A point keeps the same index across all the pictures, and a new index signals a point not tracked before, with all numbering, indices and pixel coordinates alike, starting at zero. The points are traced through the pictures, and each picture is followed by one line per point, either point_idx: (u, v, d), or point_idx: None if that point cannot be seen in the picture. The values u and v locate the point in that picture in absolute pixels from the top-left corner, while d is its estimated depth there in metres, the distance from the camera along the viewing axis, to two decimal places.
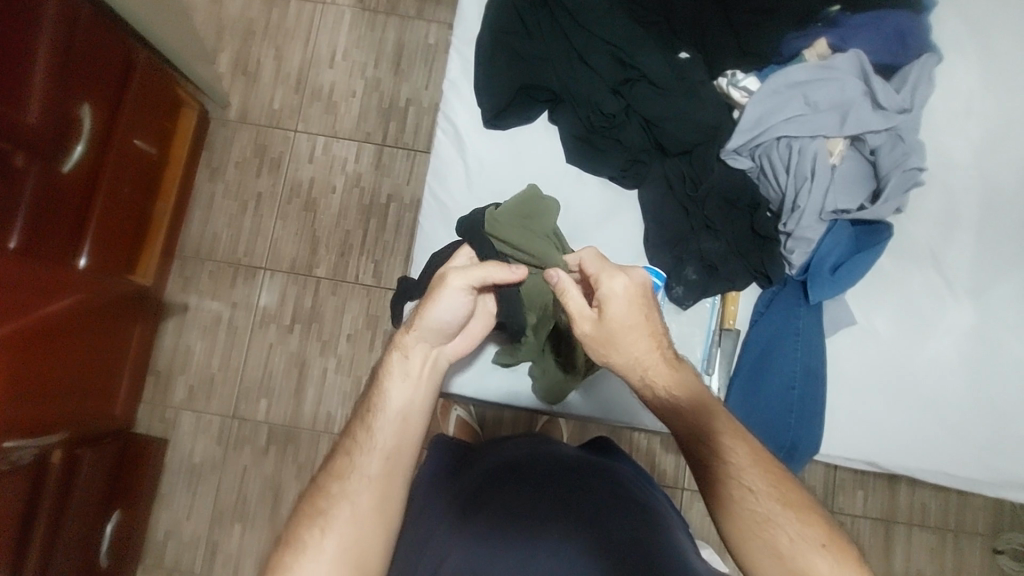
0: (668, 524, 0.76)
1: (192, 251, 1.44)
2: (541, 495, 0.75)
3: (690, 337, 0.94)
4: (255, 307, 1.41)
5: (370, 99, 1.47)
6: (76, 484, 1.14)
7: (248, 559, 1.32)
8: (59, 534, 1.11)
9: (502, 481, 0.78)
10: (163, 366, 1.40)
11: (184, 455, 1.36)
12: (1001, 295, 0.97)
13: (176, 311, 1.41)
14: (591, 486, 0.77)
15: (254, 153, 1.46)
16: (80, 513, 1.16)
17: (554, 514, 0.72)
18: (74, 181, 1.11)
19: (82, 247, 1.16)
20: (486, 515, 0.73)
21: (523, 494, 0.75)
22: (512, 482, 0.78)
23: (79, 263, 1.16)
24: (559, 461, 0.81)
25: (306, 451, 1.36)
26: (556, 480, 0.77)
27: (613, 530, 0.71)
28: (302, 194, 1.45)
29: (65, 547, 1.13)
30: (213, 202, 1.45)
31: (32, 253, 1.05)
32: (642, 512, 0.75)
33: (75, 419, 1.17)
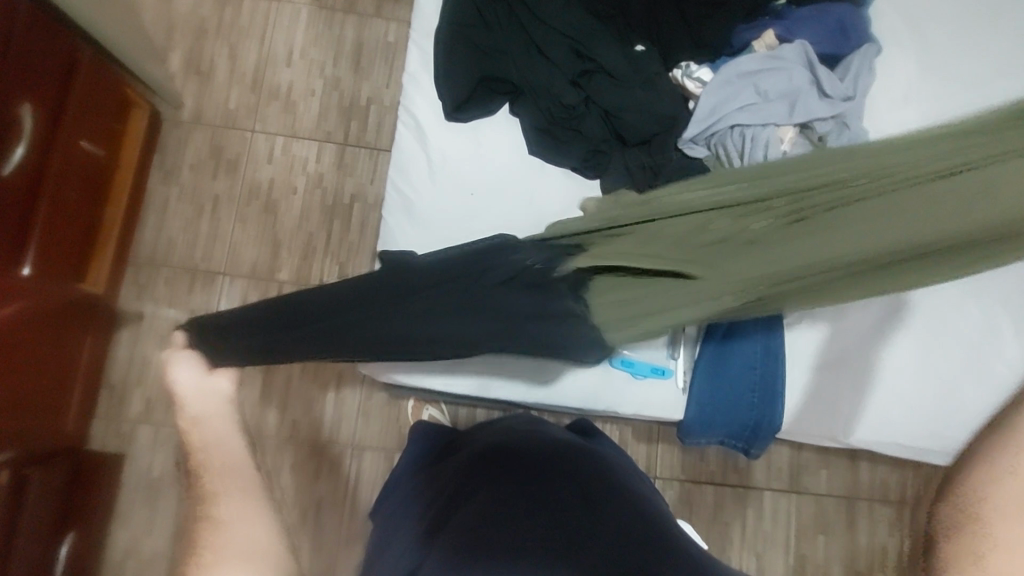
0: (650, 502, 0.78)
1: (146, 258, 1.38)
2: (531, 483, 0.74)
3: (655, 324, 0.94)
4: (216, 314, 1.37)
5: (330, 99, 1.45)
6: (25, 506, 1.10)
7: None
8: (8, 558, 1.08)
9: (489, 466, 0.77)
10: (118, 378, 1.34)
11: (143, 468, 1.31)
12: None
13: (131, 321, 1.36)
14: (580, 471, 0.77)
15: (210, 155, 1.42)
16: (28, 536, 1.12)
17: (543, 505, 0.71)
18: (16, 184, 1.06)
19: (26, 255, 1.10)
20: (474, 505, 0.72)
21: (512, 481, 0.74)
22: (501, 467, 0.77)
23: (23, 271, 1.10)
24: (546, 444, 0.81)
25: (274, 458, 1.32)
26: (545, 466, 0.77)
27: (602, 513, 0.71)
28: (261, 195, 1.41)
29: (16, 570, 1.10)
30: (167, 206, 1.40)
31: None
32: (628, 495, 0.76)
33: (22, 437, 1.12)
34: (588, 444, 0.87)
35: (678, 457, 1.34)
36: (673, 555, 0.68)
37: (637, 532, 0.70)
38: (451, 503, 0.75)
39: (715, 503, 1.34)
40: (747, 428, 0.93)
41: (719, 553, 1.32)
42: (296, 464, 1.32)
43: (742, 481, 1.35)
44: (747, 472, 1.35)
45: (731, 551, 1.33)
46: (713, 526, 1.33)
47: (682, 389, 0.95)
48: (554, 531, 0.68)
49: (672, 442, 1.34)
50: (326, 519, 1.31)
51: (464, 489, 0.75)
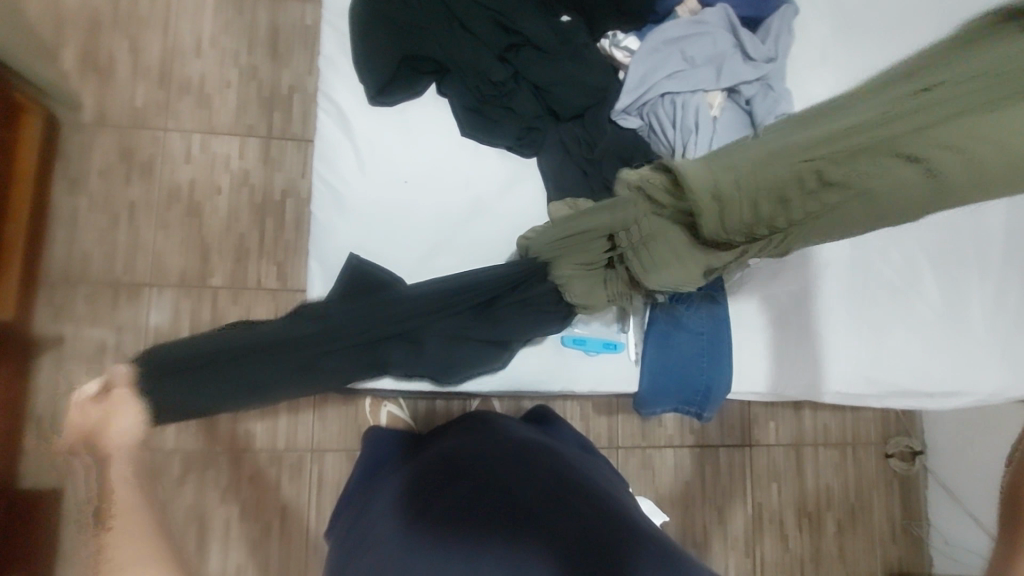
0: (608, 486, 0.79)
1: (60, 276, 1.27)
2: (487, 482, 0.73)
3: None
4: (145, 330, 1.28)
5: (247, 89, 1.36)
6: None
7: None
8: None
9: (441, 477, 0.75)
10: (43, 409, 1.23)
11: (84, 502, 1.23)
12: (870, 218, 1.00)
13: (51, 345, 1.25)
14: (536, 466, 0.76)
15: (120, 159, 1.31)
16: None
17: (496, 511, 0.70)
18: None
19: None
20: (428, 521, 0.70)
21: (467, 487, 0.73)
22: (454, 477, 0.75)
23: None
24: (499, 440, 0.80)
25: (228, 474, 1.27)
26: (497, 467, 0.75)
27: (556, 505, 0.71)
28: (182, 199, 1.32)
29: None
30: (78, 217, 1.28)
31: None
32: (586, 489, 0.75)
33: None
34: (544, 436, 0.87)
35: (637, 425, 1.37)
36: (628, 539, 0.68)
37: (592, 519, 0.70)
38: (412, 504, 0.74)
39: (675, 465, 1.38)
40: (698, 394, 0.92)
41: (683, 512, 1.37)
42: (252, 477, 1.27)
43: (699, 441, 1.40)
44: (703, 432, 1.40)
45: (694, 510, 1.38)
46: (675, 486, 1.37)
47: (634, 360, 0.94)
48: (509, 529, 0.68)
49: (630, 412, 1.37)
50: (289, 528, 1.27)
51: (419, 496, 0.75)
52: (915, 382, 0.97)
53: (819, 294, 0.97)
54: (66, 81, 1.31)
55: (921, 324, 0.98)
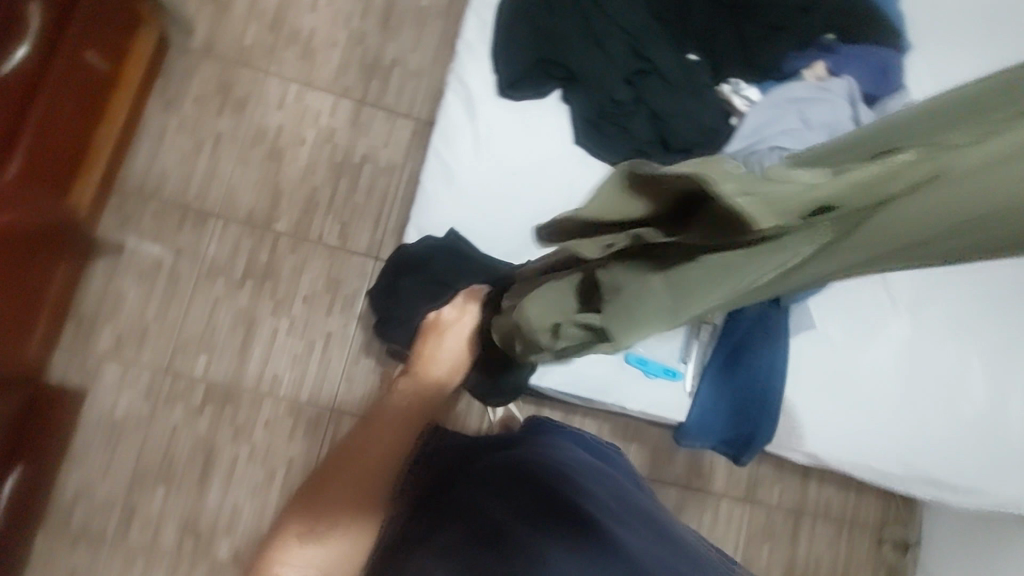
0: (645, 528, 0.66)
1: (134, 187, 1.30)
2: (486, 497, 0.66)
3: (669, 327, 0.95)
4: (202, 257, 1.30)
5: (352, 53, 1.40)
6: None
7: (171, 520, 1.23)
8: None
9: (480, 479, 0.69)
10: (89, 309, 1.26)
11: (106, 407, 1.25)
12: (936, 309, 1.02)
13: (110, 250, 1.28)
14: (579, 486, 0.68)
15: (217, 90, 1.35)
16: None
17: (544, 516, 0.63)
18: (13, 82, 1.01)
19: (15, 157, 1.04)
20: (472, 520, 0.64)
21: (473, 507, 0.65)
22: (492, 479, 0.68)
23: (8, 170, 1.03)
24: (511, 456, 0.71)
25: (246, 413, 1.28)
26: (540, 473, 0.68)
27: (560, 535, 0.61)
28: (266, 141, 1.35)
29: None
30: (164, 136, 1.32)
31: None
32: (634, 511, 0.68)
33: None
34: (591, 459, 0.77)
35: (648, 457, 1.39)
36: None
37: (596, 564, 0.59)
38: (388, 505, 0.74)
39: (676, 504, 1.39)
40: (739, 439, 0.93)
41: None
42: (269, 421, 1.29)
43: (704, 486, 1.41)
44: (709, 479, 1.41)
45: None
46: None
47: (688, 393, 0.95)
48: (495, 551, 0.60)
49: (644, 443, 1.39)
50: (294, 478, 1.27)
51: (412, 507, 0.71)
52: (947, 475, 0.99)
53: (870, 371, 1.00)
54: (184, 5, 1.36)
55: (964, 423, 1.00)
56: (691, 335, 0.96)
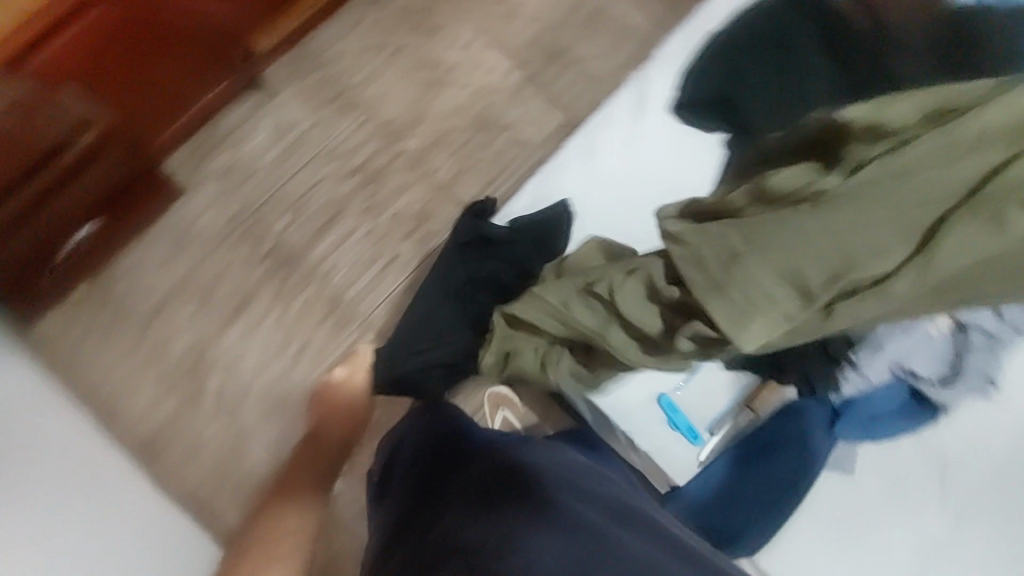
0: (627, 520, 0.73)
1: (313, 54, 1.42)
2: (473, 490, 0.77)
3: (710, 394, 0.93)
4: (333, 136, 1.40)
5: (546, 34, 1.47)
6: (85, 175, 1.08)
7: (188, 335, 1.32)
8: (43, 211, 1.05)
9: (470, 475, 0.81)
10: (224, 129, 1.38)
11: (191, 214, 1.36)
12: (991, 528, 0.91)
13: (266, 93, 1.40)
14: (558, 485, 0.76)
15: (420, 11, 1.46)
16: (69, 202, 1.08)
17: (519, 506, 0.73)
18: None
19: None
20: (453, 510, 0.75)
21: (455, 498, 0.77)
22: (480, 474, 0.80)
23: None
24: (499, 458, 0.82)
25: (292, 283, 1.35)
26: (524, 469, 0.78)
27: (533, 521, 0.71)
28: (436, 70, 1.44)
29: (37, 224, 1.07)
30: (359, 25, 1.44)
31: None
32: (618, 508, 0.75)
33: (127, 109, 1.14)
34: (591, 463, 0.85)
35: None
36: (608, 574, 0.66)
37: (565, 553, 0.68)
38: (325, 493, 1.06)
39: None
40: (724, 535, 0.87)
41: None
42: (307, 300, 1.34)
43: None
44: None
45: None
46: None
47: (698, 462, 0.90)
48: (475, 533, 0.70)
49: None
50: (300, 359, 1.32)
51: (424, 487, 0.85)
52: None
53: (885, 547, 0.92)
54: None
55: None
56: (729, 409, 0.92)
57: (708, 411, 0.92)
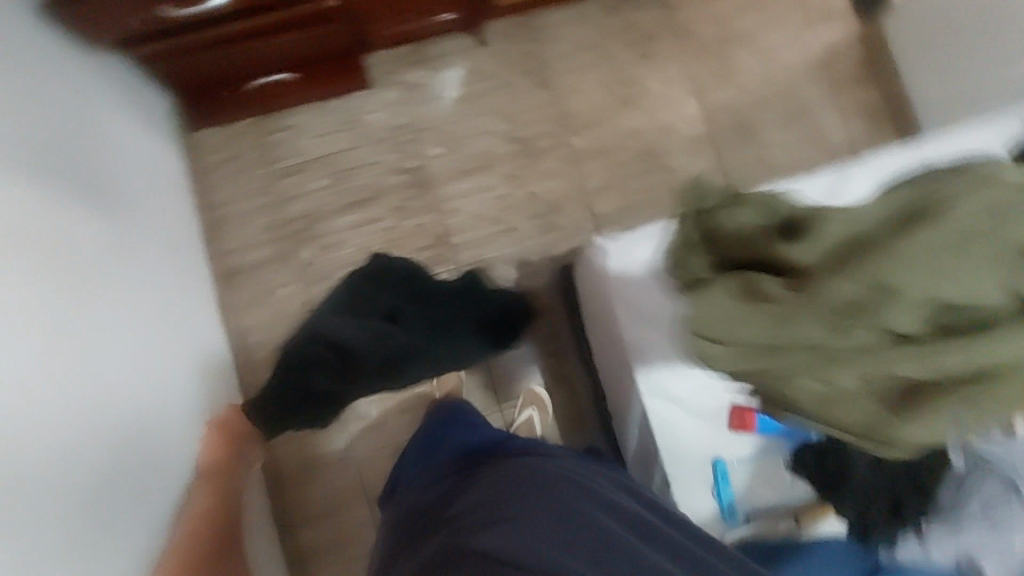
0: (634, 527, 0.76)
1: (535, 24, 1.46)
2: (476, 495, 0.79)
3: (763, 483, 0.94)
4: (513, 102, 1.46)
5: (746, 107, 1.46)
6: (289, 40, 1.18)
7: (309, 203, 1.41)
8: (241, 53, 1.17)
9: (474, 483, 0.83)
10: (428, 51, 1.46)
11: (364, 107, 1.45)
12: None
13: (478, 38, 1.46)
14: (560, 495, 0.78)
15: (649, 31, 1.47)
16: (268, 52, 1.21)
17: (529, 510, 0.75)
18: None
19: None
20: (459, 519, 0.76)
21: (462, 505, 0.79)
22: (484, 480, 0.82)
23: None
24: (501, 466, 0.83)
25: (415, 207, 1.42)
26: (521, 478, 0.80)
27: (536, 532, 0.72)
28: (633, 89, 1.46)
29: (234, 58, 1.19)
30: (588, 18, 1.47)
31: None
32: (627, 518, 0.78)
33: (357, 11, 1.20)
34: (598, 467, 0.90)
35: None
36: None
37: (582, 557, 0.71)
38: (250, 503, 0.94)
39: None
40: None
41: None
42: (418, 227, 1.42)
43: None
44: None
45: None
46: None
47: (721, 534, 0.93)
48: (475, 536, 0.72)
49: None
50: None
51: (430, 491, 0.90)
52: None
53: None
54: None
55: None
56: (777, 511, 0.94)
57: (756, 499, 0.94)
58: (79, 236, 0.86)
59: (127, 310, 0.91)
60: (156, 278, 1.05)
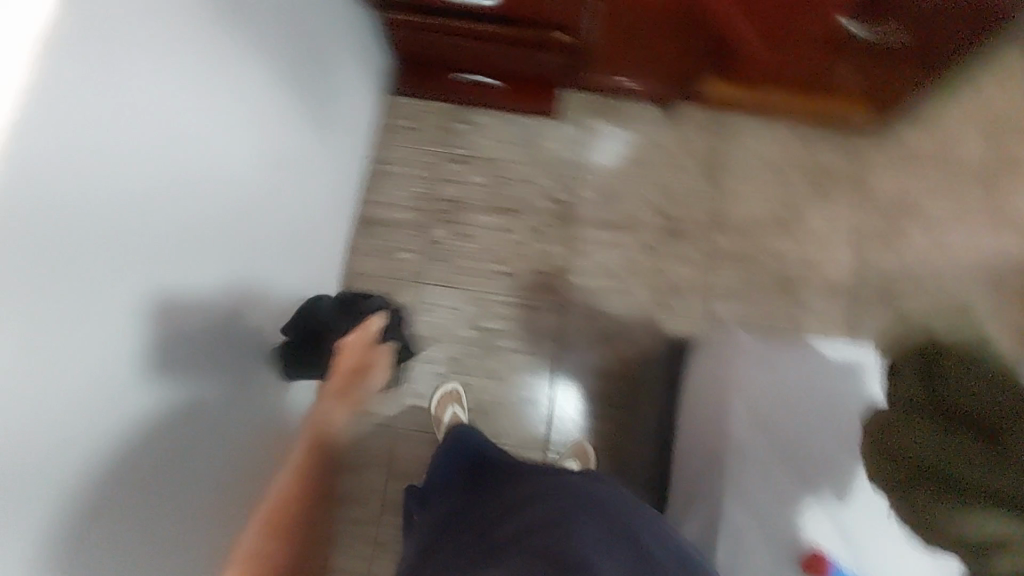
0: (655, 531, 0.86)
1: (725, 124, 1.52)
2: (511, 513, 0.87)
3: None
4: (675, 182, 1.51)
5: (896, 280, 1.44)
6: (510, 56, 1.33)
7: (459, 192, 1.51)
8: (465, 46, 1.32)
9: (504, 505, 0.91)
10: (619, 107, 1.54)
11: (542, 131, 1.54)
12: None
13: (668, 114, 1.53)
14: (573, 494, 0.87)
15: (827, 172, 1.49)
16: (488, 58, 1.36)
17: (556, 514, 0.83)
18: (792, 35, 1.12)
19: (736, 51, 1.21)
20: (499, 534, 0.84)
21: (497, 521, 0.87)
22: (513, 500, 0.91)
23: (725, 46, 1.21)
24: (525, 487, 0.92)
25: (549, 235, 1.49)
26: (545, 491, 0.89)
27: (564, 522, 0.82)
28: (792, 218, 1.47)
29: (457, 49, 1.34)
30: (775, 138, 1.51)
31: (729, 15, 1.09)
32: (638, 509, 0.89)
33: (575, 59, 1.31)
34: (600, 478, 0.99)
35: None
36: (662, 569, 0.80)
37: (623, 557, 0.80)
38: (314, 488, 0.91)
39: None
40: None
41: None
42: (542, 253, 1.48)
43: None
44: None
45: None
46: None
47: None
48: (521, 544, 0.80)
49: None
50: (498, 279, 1.46)
51: (463, 506, 0.99)
52: None
53: None
54: (901, 135, 1.51)
55: None
56: None
57: None
58: (277, 146, 1.00)
59: (194, 300, 0.81)
60: (200, 234, 0.80)
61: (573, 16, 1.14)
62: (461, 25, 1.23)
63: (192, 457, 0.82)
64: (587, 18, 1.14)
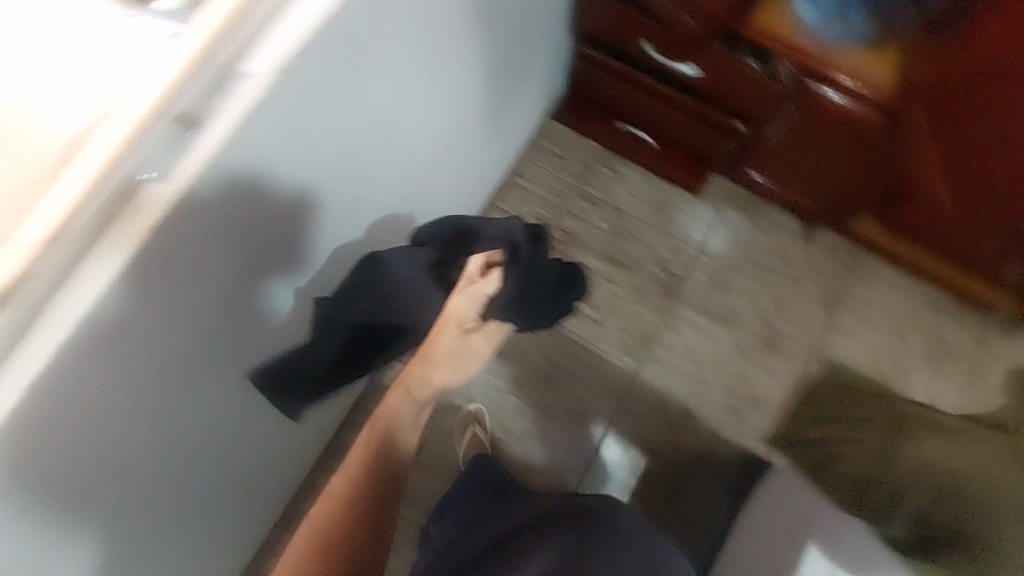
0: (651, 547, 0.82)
1: (858, 260, 1.49)
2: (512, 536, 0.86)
3: None
4: (789, 297, 1.48)
5: None
6: (682, 125, 1.37)
7: (580, 228, 1.53)
8: (644, 102, 1.38)
9: (505, 529, 0.89)
10: (759, 206, 1.54)
11: (678, 201, 1.55)
12: None
13: (804, 230, 1.52)
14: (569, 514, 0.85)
15: (946, 346, 1.43)
16: (660, 119, 1.40)
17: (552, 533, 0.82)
18: (971, 181, 1.10)
19: (909, 190, 1.21)
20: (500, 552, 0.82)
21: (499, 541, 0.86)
22: (514, 525, 0.89)
23: (899, 184, 1.21)
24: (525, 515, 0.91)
25: (648, 300, 1.48)
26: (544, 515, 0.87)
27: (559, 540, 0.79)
28: (895, 376, 1.42)
29: (634, 102, 1.40)
30: (904, 292, 1.47)
31: (907, 146, 1.11)
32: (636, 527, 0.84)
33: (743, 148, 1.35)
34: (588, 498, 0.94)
35: None
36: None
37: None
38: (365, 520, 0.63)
39: None
40: None
41: None
42: (636, 315, 1.47)
43: None
44: None
45: None
46: None
47: None
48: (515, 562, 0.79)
49: None
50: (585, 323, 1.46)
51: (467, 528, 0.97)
52: None
53: None
54: None
55: None
56: None
57: None
58: (456, 133, 1.06)
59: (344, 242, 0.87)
60: (330, 225, 0.83)
61: (751, 108, 1.20)
62: (646, 79, 1.32)
63: (220, 430, 0.83)
64: (766, 117, 1.20)
